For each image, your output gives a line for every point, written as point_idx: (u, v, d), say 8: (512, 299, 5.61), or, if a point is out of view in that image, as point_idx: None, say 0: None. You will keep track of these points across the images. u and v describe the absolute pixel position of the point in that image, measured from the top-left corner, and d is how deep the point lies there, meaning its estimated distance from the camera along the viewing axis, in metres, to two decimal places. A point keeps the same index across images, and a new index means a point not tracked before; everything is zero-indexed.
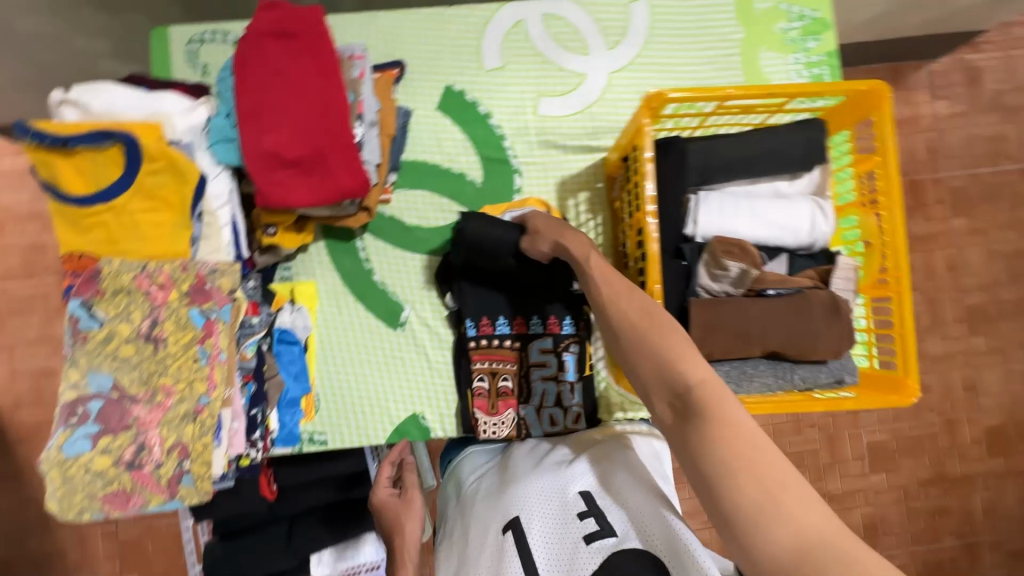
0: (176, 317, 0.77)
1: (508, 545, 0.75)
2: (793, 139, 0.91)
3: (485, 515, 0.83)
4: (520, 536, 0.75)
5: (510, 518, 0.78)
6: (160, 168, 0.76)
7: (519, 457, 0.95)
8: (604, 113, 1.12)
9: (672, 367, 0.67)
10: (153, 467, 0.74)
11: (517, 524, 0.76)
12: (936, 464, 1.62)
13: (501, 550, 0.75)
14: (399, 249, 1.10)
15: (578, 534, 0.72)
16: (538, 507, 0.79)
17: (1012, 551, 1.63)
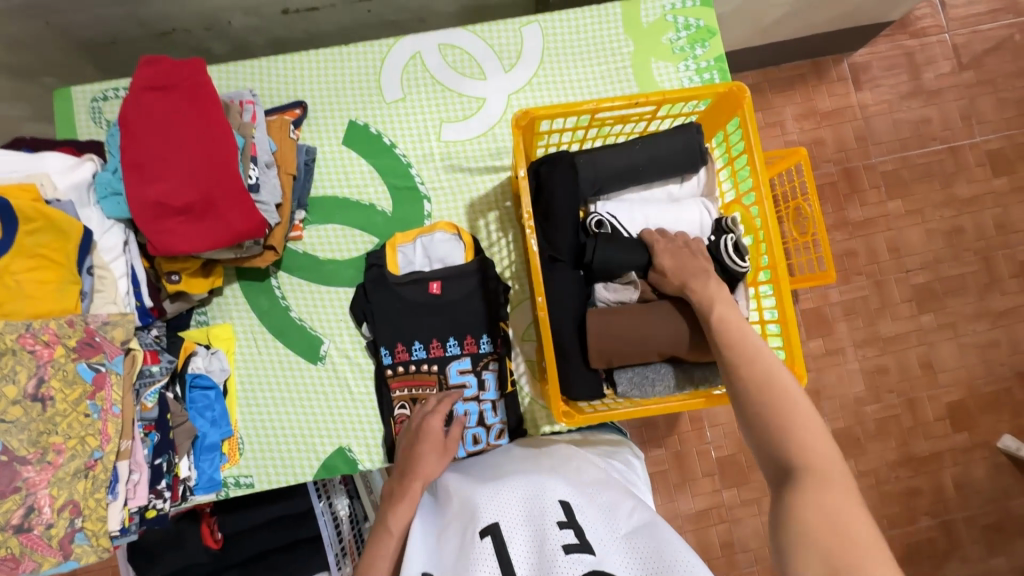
0: (63, 373, 0.76)
1: (484, 549, 0.72)
2: (672, 142, 0.94)
3: (464, 523, 0.78)
4: (498, 542, 0.72)
5: (489, 525, 0.75)
6: (39, 228, 0.77)
7: (507, 465, 0.90)
8: (505, 134, 1.15)
9: (780, 425, 0.65)
10: (44, 528, 0.72)
11: (496, 531, 0.74)
12: (902, 445, 1.61)
13: (475, 554, 0.72)
14: (314, 283, 1.11)
15: (556, 543, 0.69)
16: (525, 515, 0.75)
17: (989, 526, 1.60)
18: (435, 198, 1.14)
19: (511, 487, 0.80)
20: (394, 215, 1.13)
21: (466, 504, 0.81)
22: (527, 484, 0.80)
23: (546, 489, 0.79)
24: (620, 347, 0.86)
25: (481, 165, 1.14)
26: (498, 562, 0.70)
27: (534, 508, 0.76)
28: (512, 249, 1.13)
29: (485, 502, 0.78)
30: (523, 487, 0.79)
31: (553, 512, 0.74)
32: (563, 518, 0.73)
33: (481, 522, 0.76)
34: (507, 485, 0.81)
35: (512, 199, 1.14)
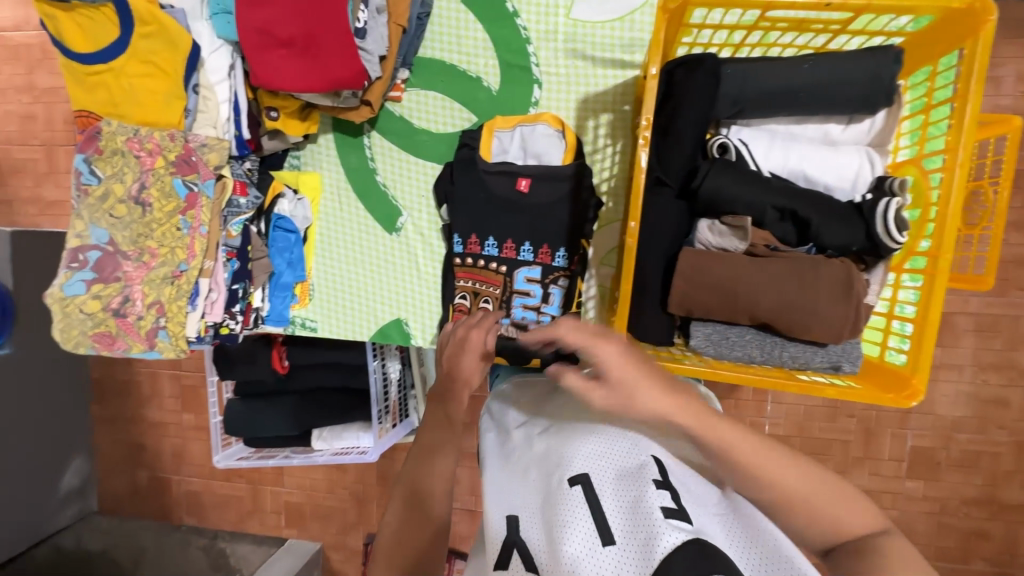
0: (161, 184, 0.81)
1: (566, 495, 0.48)
2: (859, 68, 0.73)
3: (526, 455, 0.55)
4: (585, 489, 0.49)
5: (568, 468, 0.51)
6: (152, 33, 0.76)
7: (569, 402, 0.62)
8: (646, 22, 0.96)
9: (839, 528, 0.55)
10: (135, 318, 0.81)
11: (579, 477, 0.50)
12: (990, 484, 1.36)
13: (551, 496, 0.49)
14: (403, 151, 1.07)
15: (658, 507, 0.46)
16: (615, 456, 0.52)
17: None
18: (546, 85, 1.02)
19: (584, 416, 0.58)
20: (499, 95, 1.03)
21: (527, 436, 0.58)
22: (602, 413, 0.58)
23: (631, 426, 0.55)
24: (705, 298, 0.75)
25: (609, 57, 0.99)
26: (589, 514, 0.47)
27: (629, 462, 0.51)
28: (618, 161, 1.01)
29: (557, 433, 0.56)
30: (597, 416, 0.57)
31: (642, 461, 0.51)
32: (661, 474, 0.50)
33: (558, 462, 0.52)
34: (590, 422, 0.56)
35: (632, 104, 0.99)
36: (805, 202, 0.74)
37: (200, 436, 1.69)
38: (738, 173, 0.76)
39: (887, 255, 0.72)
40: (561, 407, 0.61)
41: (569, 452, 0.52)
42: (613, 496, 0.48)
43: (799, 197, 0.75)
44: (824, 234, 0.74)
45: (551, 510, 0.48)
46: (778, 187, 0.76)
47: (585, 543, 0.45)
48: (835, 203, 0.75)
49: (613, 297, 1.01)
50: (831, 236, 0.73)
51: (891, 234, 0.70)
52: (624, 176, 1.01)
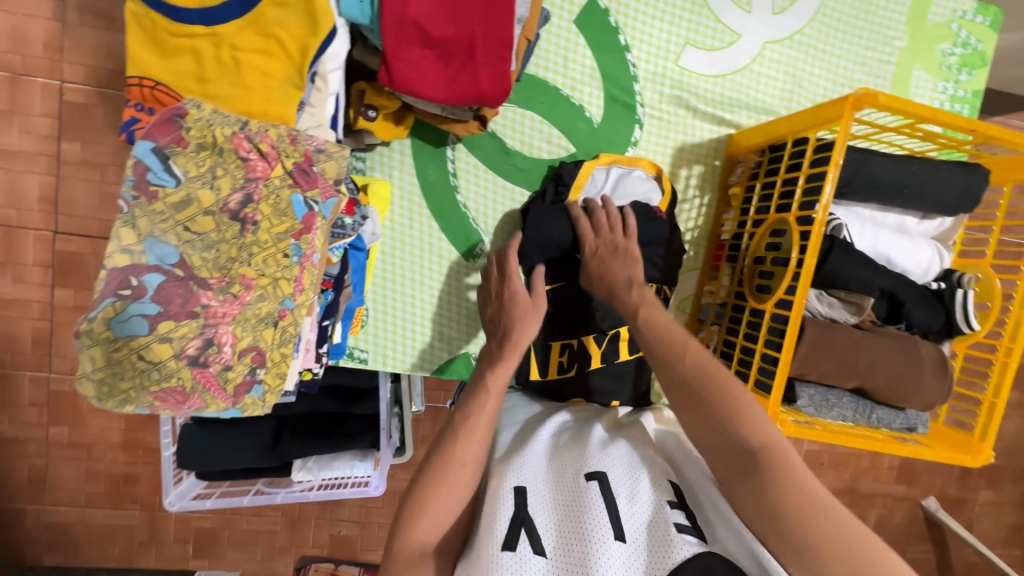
0: (275, 199, 0.62)
1: (592, 491, 0.69)
2: (953, 179, 0.86)
3: (558, 462, 0.75)
4: (605, 488, 0.70)
5: (593, 469, 0.72)
6: (289, 1, 0.59)
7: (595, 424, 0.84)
8: (746, 86, 1.01)
9: (730, 429, 0.67)
10: (221, 368, 0.62)
11: (602, 475, 0.71)
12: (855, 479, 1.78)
13: (583, 494, 0.70)
14: (491, 171, 0.97)
15: (667, 519, 0.67)
16: (637, 477, 0.72)
17: None
18: (647, 126, 1.00)
19: (615, 446, 0.77)
20: (600, 128, 0.99)
21: (563, 451, 0.77)
22: (630, 446, 0.78)
23: (650, 462, 0.75)
24: (826, 367, 0.82)
25: (709, 112, 1.01)
26: (609, 509, 0.67)
27: (642, 476, 0.73)
28: (703, 214, 1.04)
29: (592, 453, 0.76)
30: (626, 448, 0.77)
31: (664, 489, 0.71)
32: (674, 498, 0.70)
33: (586, 466, 0.73)
34: (613, 444, 0.77)
35: (723, 160, 1.03)
36: (903, 289, 0.86)
37: (77, 457, 1.26)
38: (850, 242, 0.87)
39: (957, 335, 0.87)
40: (586, 426, 0.84)
41: (600, 463, 0.73)
42: (626, 501, 0.69)
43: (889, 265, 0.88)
44: (915, 316, 0.86)
45: (581, 498, 0.69)
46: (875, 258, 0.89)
47: (605, 535, 0.65)
48: (925, 291, 0.88)
49: None
50: (920, 316, 0.86)
51: (967, 320, 0.85)
52: (709, 228, 1.04)
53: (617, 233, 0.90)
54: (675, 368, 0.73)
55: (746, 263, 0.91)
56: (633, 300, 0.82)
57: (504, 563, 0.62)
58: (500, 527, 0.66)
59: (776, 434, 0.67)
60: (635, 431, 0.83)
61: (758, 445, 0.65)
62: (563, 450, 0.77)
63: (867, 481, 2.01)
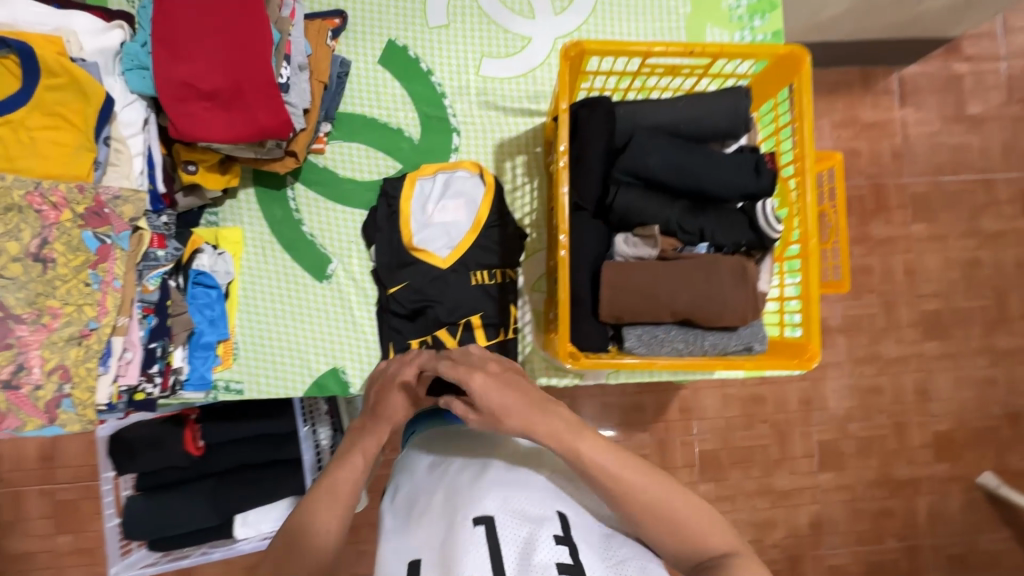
0: (67, 238, 0.75)
1: (475, 539, 0.62)
2: (721, 105, 0.90)
3: (443, 502, 0.68)
4: (491, 535, 0.63)
5: (480, 512, 0.65)
6: (62, 84, 0.74)
7: (501, 451, 0.77)
8: (547, 79, 1.12)
9: (698, 540, 0.68)
10: (31, 388, 0.71)
11: (488, 521, 0.64)
12: (883, 465, 1.78)
13: (464, 543, 0.62)
14: (330, 201, 1.08)
15: (553, 560, 0.60)
16: (522, 516, 0.65)
17: (949, 555, 1.79)
18: (464, 133, 1.11)
19: (502, 482, 0.69)
20: (421, 143, 1.10)
21: (446, 500, 0.69)
22: (526, 479, 0.70)
23: (540, 494, 0.68)
24: (628, 302, 0.84)
25: (518, 107, 1.11)
26: (488, 558, 0.60)
27: (531, 510, 0.66)
28: (536, 196, 1.11)
29: (483, 490, 0.68)
30: (517, 480, 0.70)
31: (553, 522, 0.65)
32: (561, 534, 0.64)
33: (472, 508, 0.65)
34: (509, 478, 0.70)
35: (543, 146, 1.11)
36: (703, 213, 0.88)
37: None
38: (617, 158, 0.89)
39: (771, 244, 0.86)
40: (488, 454, 0.76)
41: (486, 505, 0.66)
42: (510, 544, 0.62)
43: (679, 170, 0.88)
44: (719, 236, 0.87)
45: (460, 551, 0.62)
46: (665, 164, 0.88)
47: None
48: (729, 211, 0.89)
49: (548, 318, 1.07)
50: (725, 235, 0.87)
51: (771, 227, 0.85)
52: (543, 208, 1.10)
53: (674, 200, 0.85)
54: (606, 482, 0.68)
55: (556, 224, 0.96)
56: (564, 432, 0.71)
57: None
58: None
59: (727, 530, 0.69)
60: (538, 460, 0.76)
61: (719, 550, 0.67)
62: (452, 490, 0.70)
63: (899, 466, 1.79)
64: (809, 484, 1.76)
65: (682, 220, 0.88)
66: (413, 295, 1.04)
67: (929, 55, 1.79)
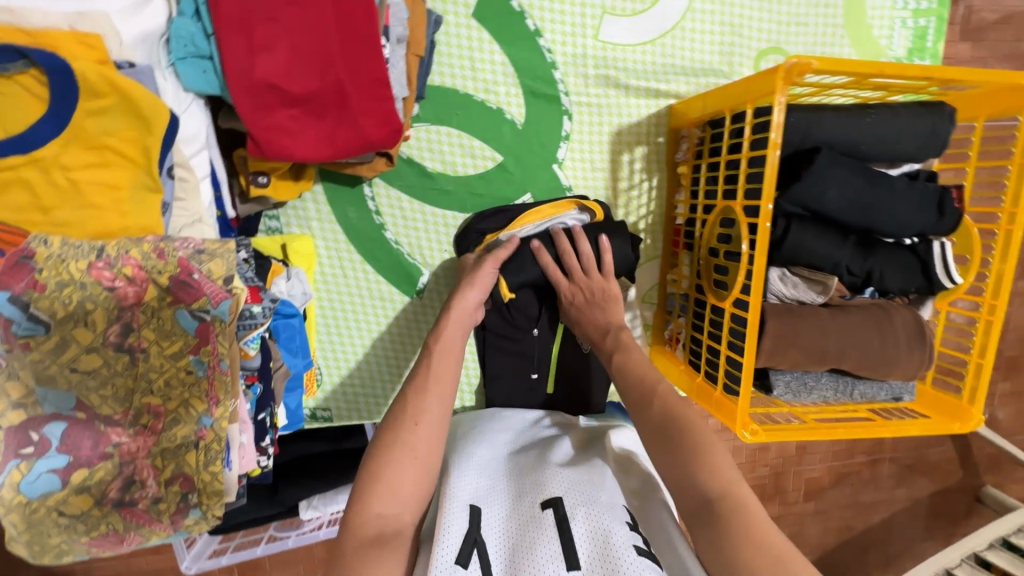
0: (158, 322, 0.58)
1: (546, 518, 0.65)
2: (914, 124, 0.77)
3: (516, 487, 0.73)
4: (560, 513, 0.66)
5: (550, 496, 0.68)
6: (108, 107, 0.51)
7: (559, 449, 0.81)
8: (679, 47, 0.90)
9: (690, 475, 0.62)
10: (150, 502, 0.59)
11: (559, 503, 0.67)
12: None
13: (538, 523, 0.65)
14: (416, 201, 0.89)
15: (626, 541, 0.61)
16: (592, 498, 0.67)
17: (907, 465, 1.74)
18: (576, 116, 0.91)
19: (574, 470, 0.73)
20: (524, 127, 0.90)
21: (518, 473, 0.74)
22: (590, 471, 0.73)
23: (610, 485, 0.72)
24: (794, 356, 0.77)
25: (642, 85, 0.91)
26: (562, 536, 0.63)
27: (598, 495, 0.68)
28: (654, 197, 0.96)
29: (551, 476, 0.72)
30: (583, 471, 0.73)
31: (622, 512, 0.67)
32: (631, 521, 0.66)
33: (542, 494, 0.69)
34: (576, 469, 0.74)
35: (666, 136, 0.94)
36: (877, 252, 0.80)
37: None
38: (791, 188, 0.76)
39: (939, 290, 0.81)
40: (549, 450, 0.80)
41: (554, 487, 0.69)
42: (582, 523, 0.64)
43: (859, 206, 0.77)
44: (888, 279, 0.80)
45: (533, 530, 0.65)
46: (846, 199, 0.76)
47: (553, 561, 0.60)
48: (901, 250, 0.81)
49: (659, 335, 1.00)
50: (894, 279, 0.80)
51: (948, 273, 0.79)
52: (662, 210, 0.97)
53: (845, 245, 0.79)
54: (649, 411, 0.70)
55: (701, 251, 0.85)
56: (607, 347, 0.81)
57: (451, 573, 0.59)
58: (450, 541, 0.62)
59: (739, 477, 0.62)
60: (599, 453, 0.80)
61: (718, 494, 0.60)
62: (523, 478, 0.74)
63: None
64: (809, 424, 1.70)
65: (853, 258, 0.79)
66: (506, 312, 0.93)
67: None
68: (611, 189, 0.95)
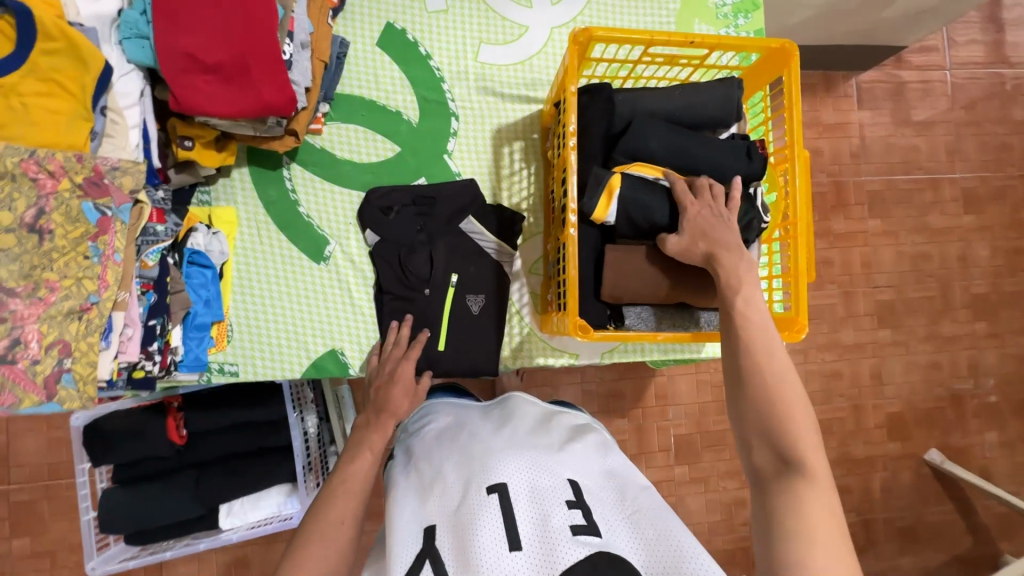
0: (66, 209, 0.73)
1: (493, 506, 0.68)
2: (713, 94, 0.95)
3: (463, 474, 0.75)
4: (506, 501, 0.69)
5: (496, 482, 0.71)
6: (60, 50, 0.71)
7: (508, 431, 0.83)
8: (544, 66, 1.14)
9: (789, 448, 0.65)
10: (29, 363, 0.69)
11: (504, 489, 0.70)
12: (842, 446, 1.81)
13: (482, 509, 0.68)
14: (327, 181, 1.08)
15: (565, 522, 0.65)
16: (536, 483, 0.71)
17: (901, 528, 1.82)
18: (463, 117, 1.12)
19: (521, 455, 0.76)
20: (420, 126, 1.11)
21: (466, 464, 0.76)
22: (534, 455, 0.76)
23: (553, 466, 0.75)
24: (629, 283, 0.89)
25: (515, 93, 1.13)
26: (507, 521, 0.66)
27: (542, 481, 0.72)
28: (533, 181, 1.13)
29: (496, 462, 0.75)
30: (528, 455, 0.76)
31: (564, 490, 0.70)
32: (572, 498, 0.70)
33: (489, 479, 0.72)
34: (520, 453, 0.76)
35: (539, 133, 1.14)
36: None
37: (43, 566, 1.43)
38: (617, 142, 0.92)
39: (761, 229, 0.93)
40: (499, 436, 0.82)
41: (501, 475, 0.72)
42: (526, 508, 0.68)
43: (677, 153, 0.92)
44: None
45: (481, 515, 0.67)
46: (665, 148, 0.92)
47: (499, 549, 0.63)
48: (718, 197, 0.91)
49: (545, 301, 1.10)
50: None
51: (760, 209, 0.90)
52: (541, 192, 1.13)
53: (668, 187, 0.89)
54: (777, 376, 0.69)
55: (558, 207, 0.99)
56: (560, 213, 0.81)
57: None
58: (402, 561, 0.66)
59: (833, 502, 0.62)
60: (544, 435, 0.83)
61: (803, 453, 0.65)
62: (470, 463, 0.76)
63: (856, 445, 1.82)
64: None
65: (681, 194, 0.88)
66: (396, 274, 1.06)
67: (884, 62, 1.86)
68: (495, 175, 1.13)
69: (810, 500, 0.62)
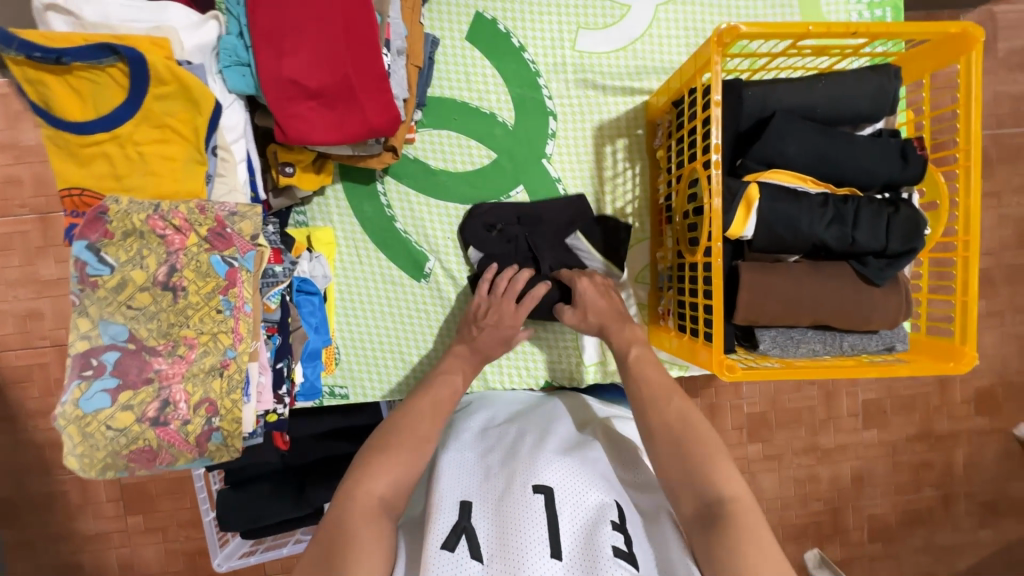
0: (196, 264, 0.70)
1: (537, 505, 0.67)
2: (863, 85, 0.83)
3: (510, 469, 0.74)
4: (550, 502, 0.68)
5: (542, 483, 0.70)
6: (171, 93, 0.67)
7: (555, 436, 0.82)
8: (649, 51, 1.03)
9: (703, 481, 0.67)
10: (180, 424, 0.69)
11: (549, 492, 0.69)
12: (926, 422, 1.46)
13: (526, 505, 0.67)
14: (422, 194, 1.02)
15: (607, 541, 0.64)
16: (580, 494, 0.70)
17: (984, 502, 1.49)
18: (561, 116, 1.03)
19: (570, 460, 0.75)
20: (515, 129, 1.03)
21: (513, 463, 0.75)
22: (583, 465, 0.75)
23: (598, 482, 0.73)
24: (770, 307, 0.80)
25: (618, 85, 1.03)
26: (549, 523, 0.65)
27: (587, 494, 0.70)
28: (638, 183, 1.05)
29: (545, 463, 0.74)
30: (577, 463, 0.74)
31: (608, 509, 0.69)
32: (616, 519, 0.68)
33: (535, 477, 0.71)
34: (570, 459, 0.75)
35: (645, 128, 1.04)
36: (849, 206, 0.79)
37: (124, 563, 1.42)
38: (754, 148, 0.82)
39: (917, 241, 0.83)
40: (547, 437, 0.81)
41: (549, 477, 0.71)
42: (569, 519, 0.67)
43: (822, 158, 0.82)
44: (859, 237, 0.78)
45: (523, 511, 0.67)
46: (807, 153, 0.82)
47: (539, 551, 0.63)
48: (880, 207, 0.79)
49: (654, 312, 1.05)
50: (866, 238, 0.78)
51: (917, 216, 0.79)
52: (646, 194, 1.05)
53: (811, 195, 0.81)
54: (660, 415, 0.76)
55: (678, 220, 0.91)
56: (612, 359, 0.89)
57: (438, 561, 0.63)
58: (439, 531, 0.66)
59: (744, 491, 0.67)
60: (589, 446, 0.82)
61: (727, 497, 0.65)
62: (518, 461, 0.75)
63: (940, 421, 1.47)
64: (852, 442, 1.46)
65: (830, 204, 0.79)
66: None
67: None
68: (598, 177, 1.05)
69: (744, 526, 0.63)
